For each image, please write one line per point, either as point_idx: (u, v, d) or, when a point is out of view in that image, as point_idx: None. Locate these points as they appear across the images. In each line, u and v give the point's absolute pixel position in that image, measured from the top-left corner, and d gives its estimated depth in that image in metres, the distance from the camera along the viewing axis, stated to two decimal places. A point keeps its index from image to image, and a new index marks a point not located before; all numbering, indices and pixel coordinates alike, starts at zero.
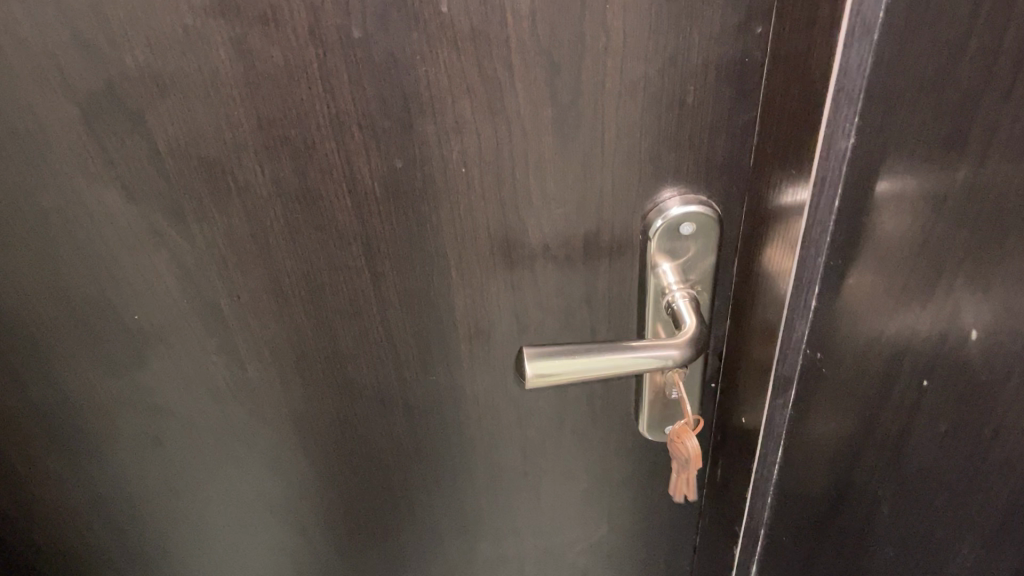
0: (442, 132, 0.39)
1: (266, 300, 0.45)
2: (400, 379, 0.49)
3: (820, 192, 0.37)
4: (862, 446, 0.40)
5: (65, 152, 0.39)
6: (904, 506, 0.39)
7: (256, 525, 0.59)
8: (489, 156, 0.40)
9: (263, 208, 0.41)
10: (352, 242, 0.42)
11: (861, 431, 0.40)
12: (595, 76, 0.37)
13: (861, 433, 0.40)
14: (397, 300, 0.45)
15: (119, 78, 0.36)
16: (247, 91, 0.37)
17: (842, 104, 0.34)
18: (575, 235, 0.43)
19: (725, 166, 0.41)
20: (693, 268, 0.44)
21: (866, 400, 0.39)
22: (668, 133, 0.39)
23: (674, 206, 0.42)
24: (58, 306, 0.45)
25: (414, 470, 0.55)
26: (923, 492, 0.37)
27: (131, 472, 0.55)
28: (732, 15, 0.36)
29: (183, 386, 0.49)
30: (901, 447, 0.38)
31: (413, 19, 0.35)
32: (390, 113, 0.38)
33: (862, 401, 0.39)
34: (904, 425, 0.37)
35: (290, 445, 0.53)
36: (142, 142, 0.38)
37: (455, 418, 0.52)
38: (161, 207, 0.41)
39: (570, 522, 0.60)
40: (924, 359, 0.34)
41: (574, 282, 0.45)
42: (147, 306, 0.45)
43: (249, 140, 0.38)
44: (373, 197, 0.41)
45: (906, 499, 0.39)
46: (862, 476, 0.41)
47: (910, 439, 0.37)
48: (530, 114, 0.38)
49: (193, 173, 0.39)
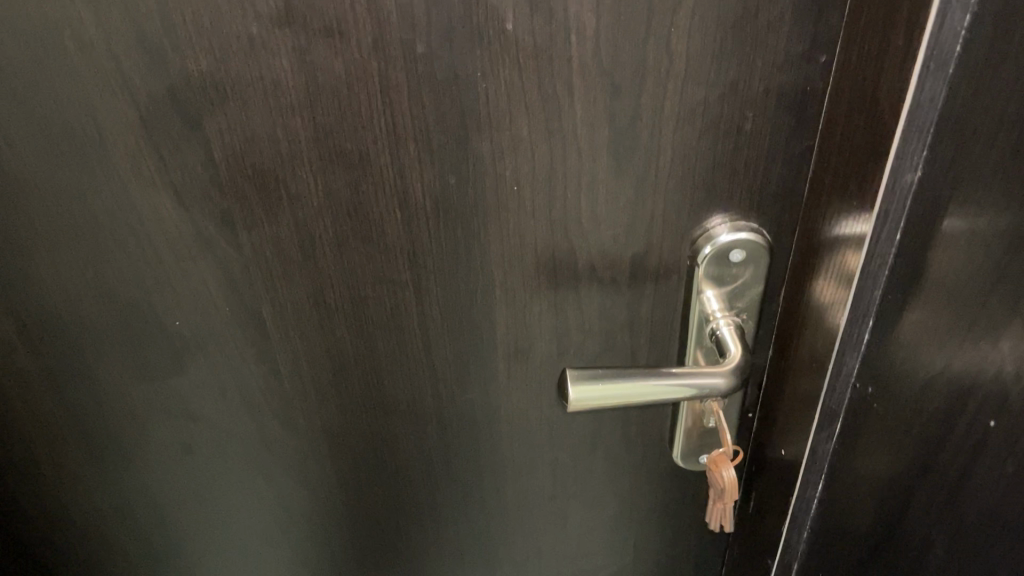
0: (497, 150, 0.38)
1: (307, 312, 0.44)
2: (436, 396, 0.49)
3: (881, 226, 0.36)
4: (921, 479, 0.40)
5: (121, 154, 0.39)
6: (962, 543, 0.39)
7: (279, 537, 0.58)
8: (543, 176, 0.39)
9: (313, 219, 0.41)
10: (398, 257, 0.42)
11: (917, 467, 0.40)
12: (656, 100, 0.37)
13: (919, 466, 0.40)
14: (438, 316, 0.45)
15: (180, 83, 0.36)
16: (305, 100, 0.36)
17: (912, 137, 0.33)
18: (622, 259, 0.43)
19: (779, 194, 0.41)
20: (740, 296, 0.44)
21: (926, 433, 0.39)
22: (724, 160, 0.39)
23: (723, 232, 0.41)
24: (100, 308, 0.45)
25: (443, 488, 0.54)
26: (988, 524, 0.37)
27: (159, 479, 0.54)
28: (798, 43, 0.36)
29: (217, 395, 0.49)
30: (963, 483, 0.38)
31: (477, 36, 0.35)
32: (447, 128, 0.38)
33: (921, 434, 0.39)
34: (971, 458, 0.37)
35: (320, 457, 0.52)
36: (197, 148, 0.38)
37: (487, 438, 0.51)
38: (211, 214, 0.41)
39: (595, 548, 0.59)
40: (991, 394, 0.34)
41: (618, 306, 0.45)
42: (188, 312, 0.45)
43: (304, 150, 0.38)
44: (423, 213, 0.41)
45: (970, 532, 0.38)
46: (917, 512, 0.41)
47: (972, 475, 0.37)
48: (587, 135, 0.38)
49: (245, 180, 0.39)
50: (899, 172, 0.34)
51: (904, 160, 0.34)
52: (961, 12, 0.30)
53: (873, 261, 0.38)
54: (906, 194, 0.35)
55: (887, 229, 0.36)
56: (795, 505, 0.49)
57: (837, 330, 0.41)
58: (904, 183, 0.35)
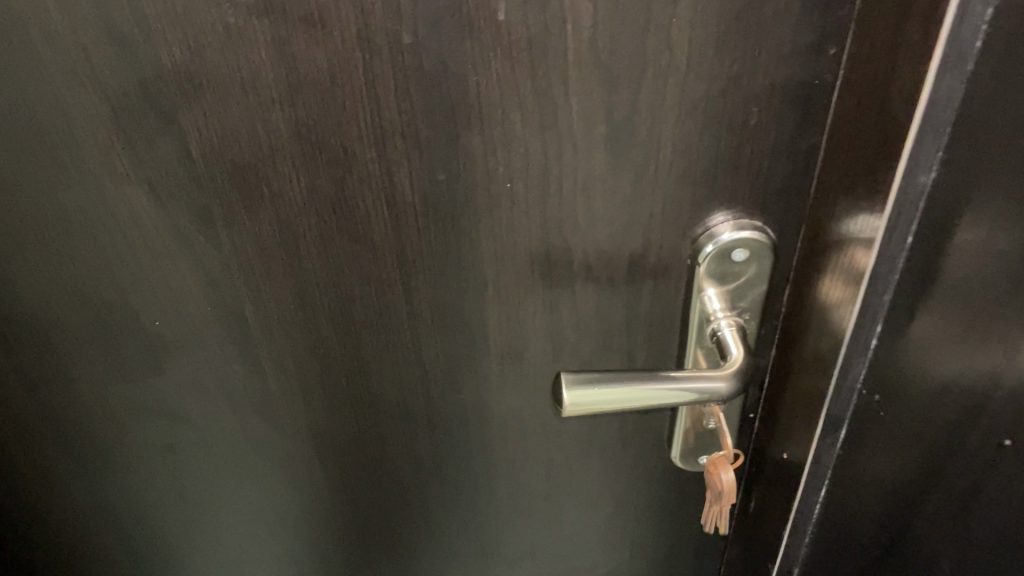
0: (488, 145, 0.37)
1: (292, 310, 0.43)
2: (425, 395, 0.47)
3: (892, 229, 0.35)
4: (946, 459, 0.41)
5: (92, 150, 0.37)
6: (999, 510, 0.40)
7: (267, 538, 0.57)
8: (535, 174, 0.38)
9: (296, 218, 0.39)
10: (386, 254, 0.40)
11: (939, 451, 0.41)
12: (655, 94, 0.35)
13: (942, 449, 0.41)
14: (429, 316, 0.43)
15: (152, 76, 0.34)
16: (285, 94, 0.34)
17: (927, 136, 0.32)
18: (619, 257, 0.41)
19: (784, 191, 0.38)
20: (742, 296, 0.42)
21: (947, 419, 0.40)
22: (727, 155, 0.37)
23: (725, 231, 0.39)
24: (77, 306, 0.43)
25: (433, 488, 0.53)
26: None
27: (141, 479, 0.53)
28: (806, 36, 0.33)
29: (200, 394, 0.47)
30: (997, 454, 0.39)
31: (468, 26, 0.33)
32: (435, 123, 0.36)
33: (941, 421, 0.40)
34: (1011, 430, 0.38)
35: (308, 457, 0.51)
36: (172, 144, 0.36)
37: (480, 437, 0.50)
38: (188, 210, 0.39)
39: (590, 547, 0.58)
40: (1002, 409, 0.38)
41: (615, 305, 0.43)
42: (168, 310, 0.43)
43: (286, 146, 0.36)
44: (410, 210, 0.39)
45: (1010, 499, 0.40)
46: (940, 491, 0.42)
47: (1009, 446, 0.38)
48: (583, 132, 0.36)
49: (224, 176, 0.37)
50: (912, 174, 0.33)
51: (918, 161, 0.33)
52: (983, 4, 0.28)
53: (884, 264, 0.36)
54: (919, 196, 0.33)
55: (899, 231, 0.35)
56: (799, 505, 0.48)
57: (844, 334, 0.39)
58: (918, 186, 0.33)
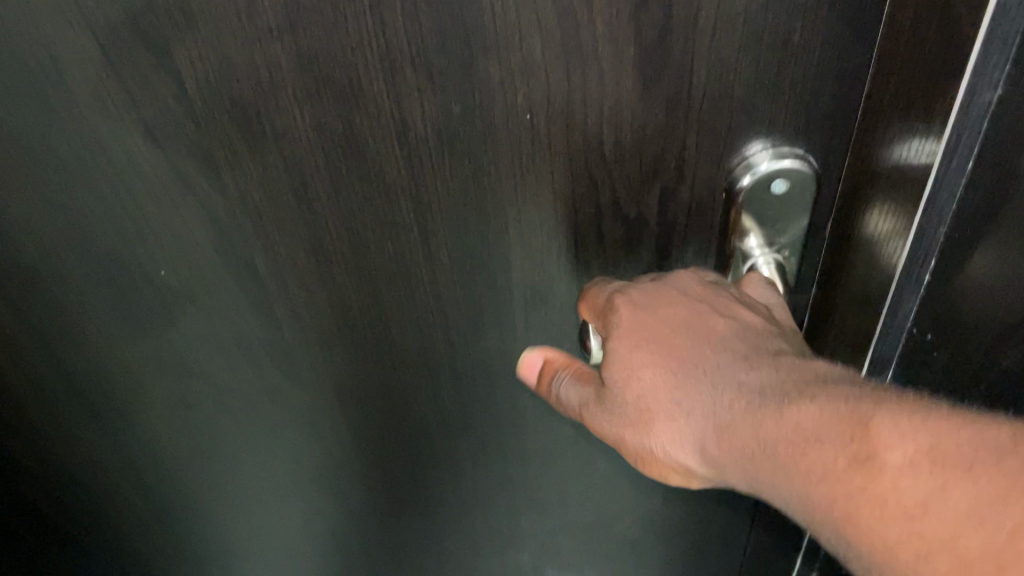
0: (506, 73, 0.33)
1: (305, 257, 0.41)
2: (448, 343, 0.45)
3: (954, 151, 0.36)
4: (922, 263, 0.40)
5: (82, 90, 0.34)
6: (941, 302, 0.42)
7: (293, 489, 0.56)
8: (559, 103, 0.35)
9: (303, 158, 0.36)
10: (401, 196, 0.38)
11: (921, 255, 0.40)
12: (689, 11, 0.32)
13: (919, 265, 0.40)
14: (449, 260, 0.41)
15: (138, 7, 0.31)
16: (284, 21, 0.31)
17: (995, 51, 0.32)
18: (650, 190, 0.38)
19: (829, 117, 0.35)
20: (783, 232, 0.39)
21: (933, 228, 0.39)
22: (769, 77, 0.34)
23: (764, 160, 0.36)
24: (82, 257, 0.42)
25: (460, 437, 0.52)
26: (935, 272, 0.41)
27: (161, 433, 0.52)
28: None
29: (216, 345, 0.46)
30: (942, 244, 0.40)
31: None
32: (448, 51, 0.33)
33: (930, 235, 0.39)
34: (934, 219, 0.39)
35: (330, 408, 0.50)
36: (167, 81, 0.34)
37: (506, 385, 0.48)
38: (190, 153, 0.36)
39: (621, 494, 0.56)
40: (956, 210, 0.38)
41: (646, 241, 0.41)
42: (176, 260, 0.41)
43: (288, 81, 0.33)
44: (425, 147, 0.36)
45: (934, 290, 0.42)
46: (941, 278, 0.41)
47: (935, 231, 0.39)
48: (610, 54, 0.33)
49: (224, 115, 0.35)
50: (979, 94, 0.34)
51: (983, 79, 0.33)
52: None
53: (942, 186, 0.37)
54: (983, 113, 0.34)
55: (959, 154, 0.36)
56: None
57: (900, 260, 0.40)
58: (982, 102, 0.34)
